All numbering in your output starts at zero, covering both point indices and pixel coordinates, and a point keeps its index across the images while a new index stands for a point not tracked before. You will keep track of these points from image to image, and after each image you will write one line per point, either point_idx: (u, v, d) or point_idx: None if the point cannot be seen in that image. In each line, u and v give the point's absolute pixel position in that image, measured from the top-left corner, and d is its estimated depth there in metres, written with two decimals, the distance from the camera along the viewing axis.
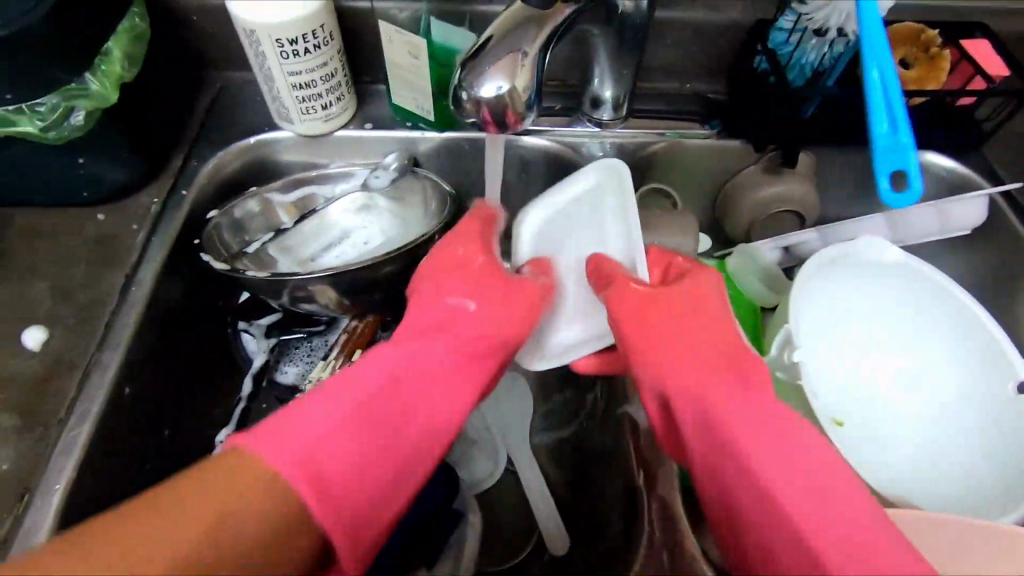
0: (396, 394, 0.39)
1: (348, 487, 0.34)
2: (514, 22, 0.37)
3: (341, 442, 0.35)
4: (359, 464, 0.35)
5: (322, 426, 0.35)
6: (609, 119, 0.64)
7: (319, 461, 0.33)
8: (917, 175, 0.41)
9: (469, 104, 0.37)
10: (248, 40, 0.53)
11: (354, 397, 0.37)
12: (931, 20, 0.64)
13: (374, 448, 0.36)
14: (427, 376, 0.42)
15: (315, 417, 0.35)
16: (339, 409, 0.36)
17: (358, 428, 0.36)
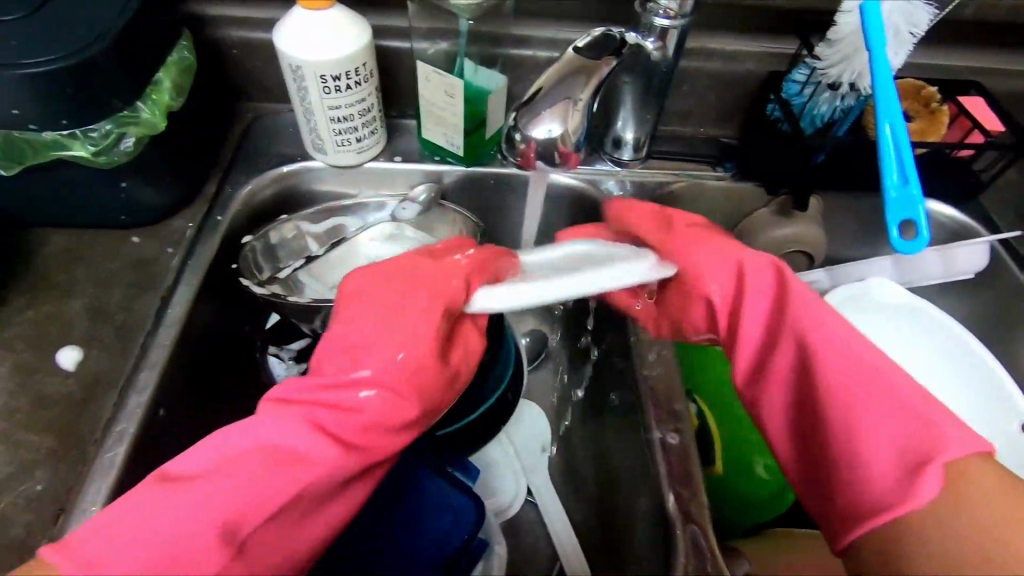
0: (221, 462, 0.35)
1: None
2: (566, 69, 0.40)
3: (167, 526, 0.32)
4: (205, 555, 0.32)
5: (133, 522, 0.32)
6: (629, 158, 0.67)
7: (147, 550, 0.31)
8: (926, 225, 0.43)
9: (520, 144, 0.39)
10: (293, 75, 0.55)
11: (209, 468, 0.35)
12: (930, 76, 0.68)
13: (156, 534, 0.32)
14: (273, 432, 0.37)
15: (189, 458, 0.36)
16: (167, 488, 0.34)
17: (148, 519, 0.32)
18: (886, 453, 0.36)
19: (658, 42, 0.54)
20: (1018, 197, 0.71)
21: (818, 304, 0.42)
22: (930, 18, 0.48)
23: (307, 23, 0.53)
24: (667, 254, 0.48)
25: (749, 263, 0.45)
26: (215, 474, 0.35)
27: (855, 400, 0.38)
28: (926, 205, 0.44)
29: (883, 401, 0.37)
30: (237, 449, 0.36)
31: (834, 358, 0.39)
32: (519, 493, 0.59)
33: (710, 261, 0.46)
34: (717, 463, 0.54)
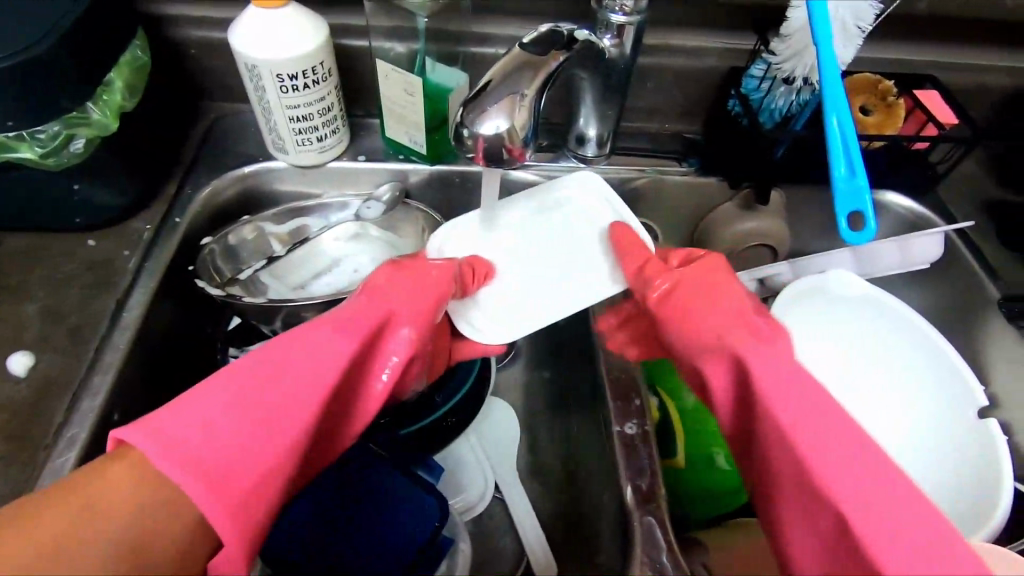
0: (265, 379, 0.37)
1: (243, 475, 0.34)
2: (513, 65, 0.40)
3: (217, 443, 0.34)
4: (246, 457, 0.34)
5: (189, 427, 0.34)
6: (593, 155, 0.67)
7: (192, 442, 0.34)
8: (873, 215, 0.44)
9: (468, 140, 0.39)
10: (249, 74, 0.55)
11: (243, 391, 0.36)
12: (887, 71, 0.69)
13: (211, 445, 0.34)
14: (309, 356, 0.39)
15: (218, 390, 0.36)
16: (215, 409, 0.35)
17: (211, 426, 0.34)
18: (883, 543, 0.34)
19: (614, 39, 0.54)
20: (975, 189, 0.72)
21: (782, 360, 0.42)
22: (877, 13, 0.49)
23: (262, 22, 0.53)
24: (668, 317, 0.47)
25: (744, 350, 0.43)
26: (245, 397, 0.36)
27: (847, 483, 0.36)
28: (872, 196, 0.45)
29: (885, 487, 0.36)
30: (267, 370, 0.38)
31: (832, 430, 0.38)
32: (485, 492, 0.59)
33: (709, 324, 0.45)
34: (680, 456, 0.54)
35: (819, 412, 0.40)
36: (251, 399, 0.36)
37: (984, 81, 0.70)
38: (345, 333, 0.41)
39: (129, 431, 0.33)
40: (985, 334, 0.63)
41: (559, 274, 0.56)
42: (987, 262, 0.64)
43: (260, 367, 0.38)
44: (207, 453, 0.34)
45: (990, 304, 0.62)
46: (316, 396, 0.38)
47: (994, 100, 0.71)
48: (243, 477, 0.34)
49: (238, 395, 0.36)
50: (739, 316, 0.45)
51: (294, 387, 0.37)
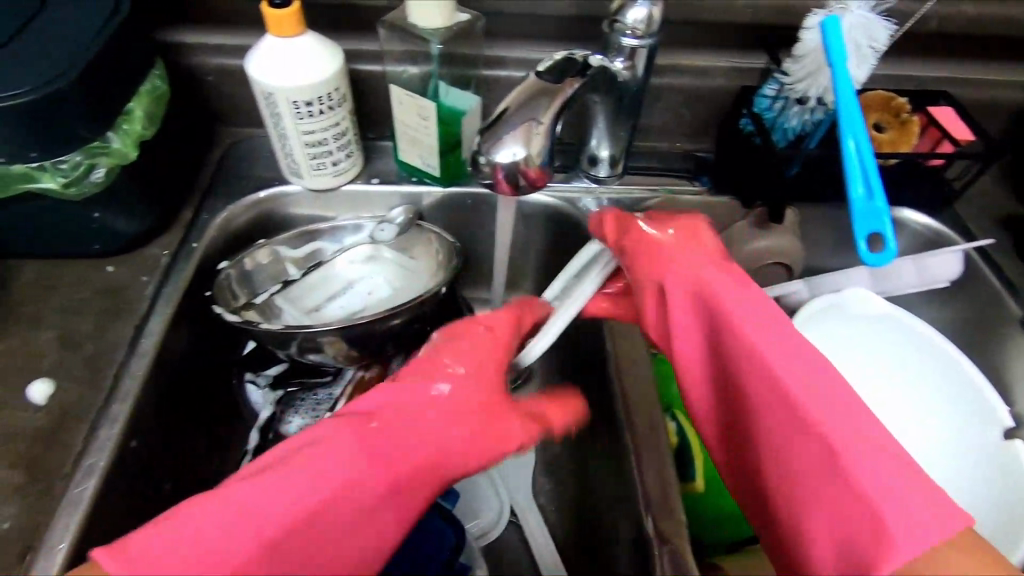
0: (309, 505, 0.37)
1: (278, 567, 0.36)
2: (529, 92, 0.40)
3: (233, 566, 0.35)
4: None
5: (197, 540, 0.35)
6: (606, 175, 0.67)
7: (263, 517, 0.36)
8: (893, 237, 0.44)
9: (485, 167, 0.39)
10: (266, 102, 0.56)
11: (281, 502, 0.37)
12: (899, 88, 0.69)
13: (207, 568, 0.34)
14: (348, 471, 0.39)
15: (269, 485, 0.37)
16: (230, 523, 0.36)
17: (218, 533, 0.35)
18: (819, 509, 0.38)
19: (626, 62, 0.55)
20: (992, 204, 0.71)
21: (738, 293, 0.46)
22: (890, 33, 0.49)
23: (278, 51, 0.54)
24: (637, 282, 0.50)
25: (669, 284, 0.48)
26: (264, 524, 0.36)
27: (783, 414, 0.41)
28: (890, 217, 0.44)
29: (808, 420, 0.40)
30: (311, 470, 0.38)
31: (786, 368, 0.42)
32: (501, 516, 0.59)
33: (670, 275, 0.48)
34: (699, 480, 0.53)
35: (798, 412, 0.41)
36: (278, 513, 0.37)
37: (997, 96, 0.69)
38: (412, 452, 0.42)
39: (103, 553, 0.33)
40: (1006, 351, 0.62)
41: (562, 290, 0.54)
42: (1008, 279, 0.63)
43: (300, 470, 0.38)
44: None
45: (1010, 321, 0.61)
46: (331, 544, 0.38)
47: (1007, 114, 0.70)
48: None
49: (252, 523, 0.36)
50: (693, 254, 0.49)
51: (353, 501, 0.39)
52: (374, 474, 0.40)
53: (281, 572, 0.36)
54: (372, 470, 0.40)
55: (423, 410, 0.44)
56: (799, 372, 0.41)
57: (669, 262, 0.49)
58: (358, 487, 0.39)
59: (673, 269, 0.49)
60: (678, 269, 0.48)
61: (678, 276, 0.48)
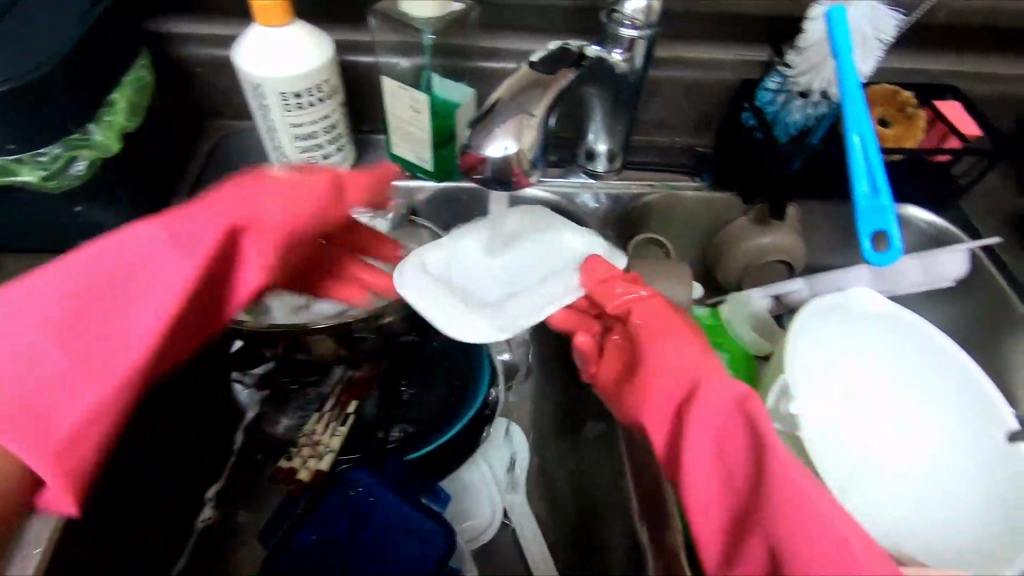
0: (101, 296, 0.34)
1: (78, 396, 0.33)
2: (521, 83, 0.38)
3: (35, 373, 0.33)
4: (64, 395, 0.33)
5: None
6: (603, 171, 0.66)
7: (39, 311, 0.33)
8: (899, 235, 0.42)
9: (474, 161, 0.38)
10: (253, 93, 0.54)
11: (60, 302, 0.33)
12: (906, 82, 0.67)
13: (13, 390, 0.32)
14: (134, 253, 0.35)
15: (44, 286, 0.34)
16: (26, 332, 0.33)
17: (20, 342, 0.33)
18: None
19: (625, 53, 0.53)
20: (1001, 202, 0.70)
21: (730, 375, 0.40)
22: (898, 24, 0.48)
23: (266, 41, 0.52)
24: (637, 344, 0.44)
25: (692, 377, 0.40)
26: (48, 325, 0.33)
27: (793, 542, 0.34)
28: (897, 215, 0.43)
29: (811, 533, 0.34)
30: (77, 271, 0.34)
31: (786, 466, 0.36)
32: (494, 520, 0.57)
33: (657, 357, 0.42)
34: None
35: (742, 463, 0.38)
36: (68, 317, 0.33)
37: (1009, 90, 0.67)
38: (173, 251, 0.35)
39: None
40: (1012, 353, 0.60)
41: (510, 264, 0.50)
42: (1014, 277, 0.62)
43: (89, 261, 0.34)
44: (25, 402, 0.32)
45: (1016, 322, 0.60)
46: (137, 343, 0.35)
47: (1019, 109, 0.68)
48: (53, 414, 0.33)
49: (36, 327, 0.33)
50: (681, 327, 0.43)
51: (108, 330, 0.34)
52: (152, 267, 0.35)
53: (99, 382, 0.34)
54: (157, 255, 0.35)
55: (247, 203, 0.39)
56: (806, 484, 0.35)
57: (657, 336, 0.43)
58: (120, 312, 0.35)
59: (669, 351, 0.42)
60: (676, 350, 0.42)
61: (667, 357, 0.42)
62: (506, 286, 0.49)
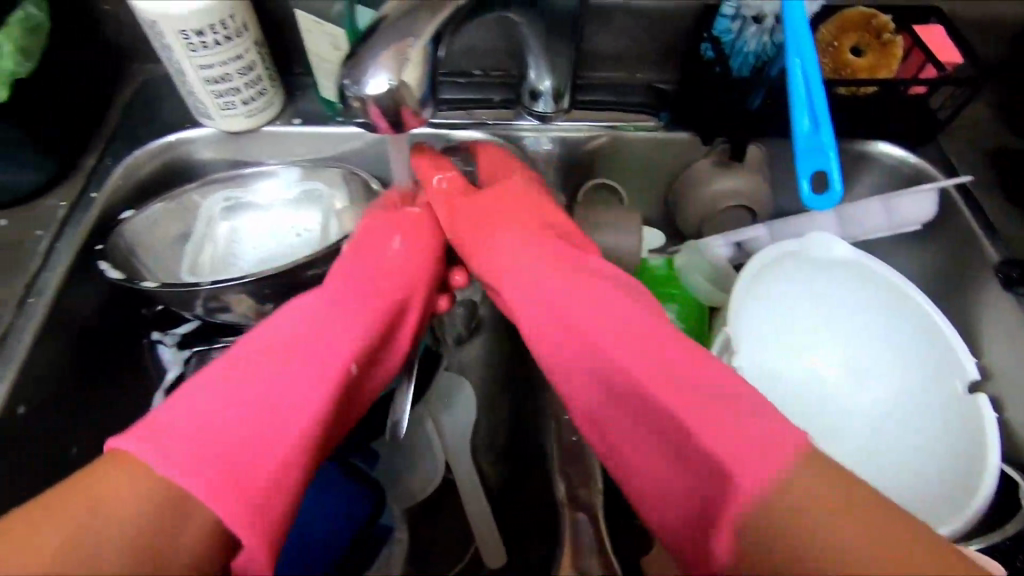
0: (340, 300, 0.46)
1: (323, 330, 0.44)
2: (403, 6, 0.34)
3: (344, 308, 0.46)
4: (343, 312, 0.46)
5: (286, 333, 0.43)
6: (550, 111, 0.61)
7: (294, 333, 0.43)
8: (838, 176, 0.39)
9: (355, 103, 0.33)
10: (152, 32, 0.49)
11: (307, 309, 0.45)
12: (884, 4, 0.61)
13: (287, 346, 0.42)
14: (320, 302, 0.46)
15: (276, 332, 0.43)
16: (301, 331, 0.43)
17: (308, 333, 0.43)
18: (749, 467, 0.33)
19: None
20: (983, 137, 0.64)
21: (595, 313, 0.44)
22: None
23: None
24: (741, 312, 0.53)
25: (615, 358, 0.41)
26: (301, 325, 0.44)
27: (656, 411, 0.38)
28: (837, 152, 0.39)
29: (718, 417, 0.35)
30: (302, 314, 0.44)
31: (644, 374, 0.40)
32: (434, 477, 0.56)
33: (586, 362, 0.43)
34: None
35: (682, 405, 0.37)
36: (325, 319, 0.45)
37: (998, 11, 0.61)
38: (339, 319, 0.45)
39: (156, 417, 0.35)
40: (981, 302, 0.56)
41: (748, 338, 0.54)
42: (987, 219, 0.57)
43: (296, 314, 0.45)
44: (306, 326, 0.44)
45: (987, 268, 0.56)
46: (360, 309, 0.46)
47: (1009, 34, 0.62)
48: (316, 344, 0.43)
49: (302, 311, 0.45)
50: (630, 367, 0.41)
51: (287, 379, 0.40)
52: (362, 280, 0.48)
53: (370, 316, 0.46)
54: (344, 275, 0.48)
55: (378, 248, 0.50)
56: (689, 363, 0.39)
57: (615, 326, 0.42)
58: (280, 366, 0.41)
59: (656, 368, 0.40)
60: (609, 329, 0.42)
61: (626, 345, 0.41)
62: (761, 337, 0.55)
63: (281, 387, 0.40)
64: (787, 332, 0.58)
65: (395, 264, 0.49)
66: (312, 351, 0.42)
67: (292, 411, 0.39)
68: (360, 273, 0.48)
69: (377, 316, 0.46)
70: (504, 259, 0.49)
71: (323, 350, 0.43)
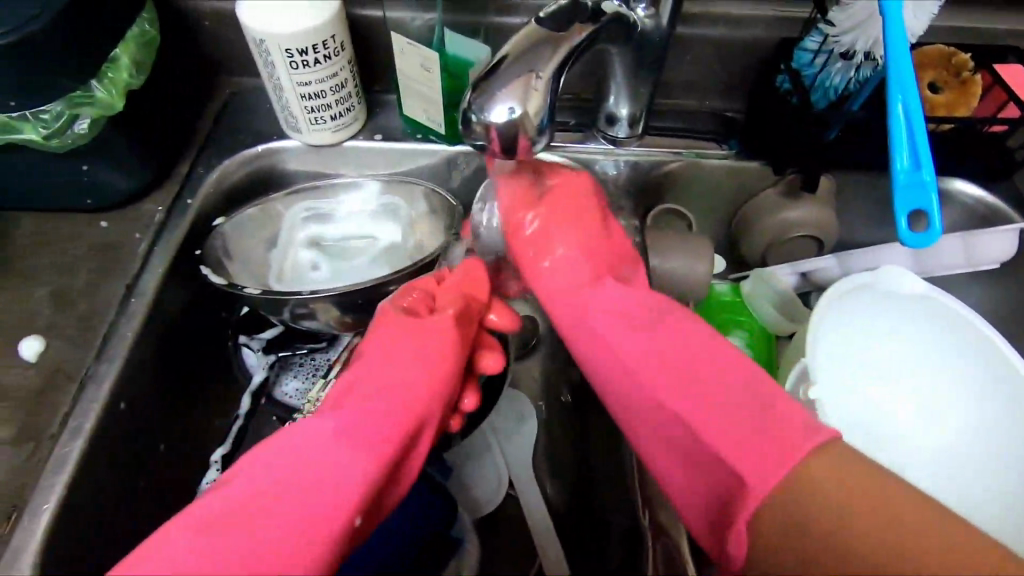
0: (336, 440, 0.37)
1: (326, 462, 0.36)
2: (528, 42, 0.37)
3: (352, 433, 0.37)
4: (359, 433, 0.38)
5: (289, 461, 0.36)
6: (624, 136, 0.62)
7: (295, 467, 0.36)
8: (940, 215, 0.39)
9: (478, 127, 0.36)
10: (258, 50, 0.52)
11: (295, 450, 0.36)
12: (963, 42, 0.61)
13: (287, 479, 0.35)
14: (321, 446, 0.36)
15: (273, 464, 0.36)
16: (302, 465, 0.36)
17: (306, 471, 0.35)
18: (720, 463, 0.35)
19: (649, 9, 0.49)
20: None
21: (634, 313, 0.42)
22: None
23: None
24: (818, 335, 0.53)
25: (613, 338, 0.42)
26: (306, 449, 0.36)
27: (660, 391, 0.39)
28: (939, 192, 0.39)
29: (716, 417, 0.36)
30: (308, 439, 0.37)
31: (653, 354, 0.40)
32: (497, 492, 0.58)
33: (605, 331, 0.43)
34: None
35: (671, 402, 0.38)
36: (329, 450, 0.36)
37: None
38: (351, 448, 0.37)
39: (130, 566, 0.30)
40: None
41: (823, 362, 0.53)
42: None
43: (295, 446, 0.37)
44: (306, 455, 0.36)
45: None
46: (372, 445, 0.37)
47: None
48: (317, 479, 0.35)
49: (298, 447, 0.36)
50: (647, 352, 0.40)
51: (286, 522, 0.33)
52: (377, 396, 0.40)
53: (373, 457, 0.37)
54: (360, 395, 0.41)
55: (404, 356, 0.43)
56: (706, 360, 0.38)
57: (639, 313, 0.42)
58: (283, 503, 0.34)
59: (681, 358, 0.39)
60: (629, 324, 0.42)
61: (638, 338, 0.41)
62: (833, 365, 0.55)
63: (277, 534, 0.33)
64: (859, 361, 0.56)
65: (425, 370, 0.43)
66: (312, 491, 0.35)
67: (278, 568, 0.32)
68: (381, 384, 0.42)
69: (389, 456, 0.38)
70: (562, 284, 0.46)
71: (328, 486, 0.35)
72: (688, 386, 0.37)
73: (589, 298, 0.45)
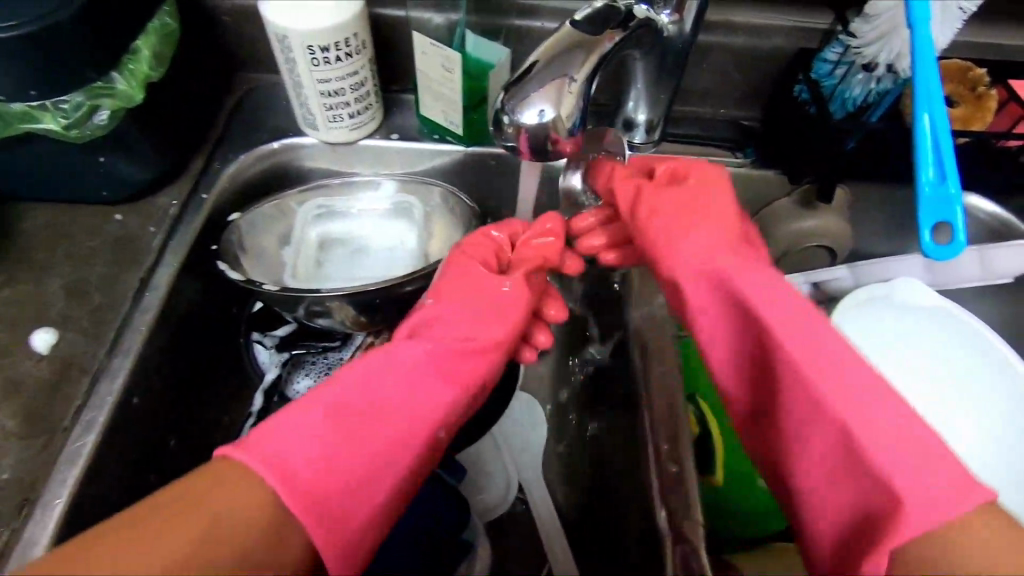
0: (428, 371, 0.40)
1: (419, 392, 0.39)
2: (561, 47, 0.38)
3: (440, 363, 0.41)
4: (444, 367, 0.41)
5: (388, 381, 0.39)
6: (641, 142, 0.61)
7: (392, 388, 0.39)
8: (963, 227, 0.39)
9: (510, 129, 0.38)
10: (280, 46, 0.52)
11: (397, 371, 0.39)
12: (979, 58, 0.62)
13: (388, 401, 0.38)
14: (416, 369, 0.40)
15: (379, 380, 0.39)
16: (399, 386, 0.39)
17: (401, 390, 0.39)
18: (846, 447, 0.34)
19: (673, 15, 0.48)
20: None
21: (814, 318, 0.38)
22: None
23: None
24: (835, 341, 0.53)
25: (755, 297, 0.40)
26: (403, 374, 0.39)
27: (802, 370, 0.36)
28: (963, 205, 0.39)
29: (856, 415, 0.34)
30: (408, 362, 0.40)
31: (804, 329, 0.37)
32: (506, 496, 0.59)
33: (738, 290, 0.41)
34: (718, 474, 0.51)
35: (837, 377, 0.35)
36: (423, 376, 0.40)
37: None
38: (441, 377, 0.41)
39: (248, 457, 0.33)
40: None
41: None
42: None
43: (389, 370, 0.39)
44: (400, 382, 0.39)
45: None
46: (456, 380, 0.41)
47: None
48: (411, 407, 0.38)
49: (398, 371, 0.39)
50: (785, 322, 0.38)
51: (391, 433, 0.37)
52: (466, 328, 0.43)
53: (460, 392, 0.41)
54: (445, 326, 0.44)
55: (489, 296, 0.45)
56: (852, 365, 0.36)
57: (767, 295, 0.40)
58: (385, 420, 0.37)
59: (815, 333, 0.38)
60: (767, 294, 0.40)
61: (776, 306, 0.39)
62: None
63: (385, 443, 0.37)
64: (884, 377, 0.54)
65: (501, 313, 0.45)
66: (410, 409, 0.38)
67: (378, 486, 0.36)
68: (463, 321, 0.44)
69: (469, 382, 0.42)
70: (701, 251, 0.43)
71: (423, 411, 0.39)
72: (804, 388, 0.36)
73: (688, 266, 0.43)
